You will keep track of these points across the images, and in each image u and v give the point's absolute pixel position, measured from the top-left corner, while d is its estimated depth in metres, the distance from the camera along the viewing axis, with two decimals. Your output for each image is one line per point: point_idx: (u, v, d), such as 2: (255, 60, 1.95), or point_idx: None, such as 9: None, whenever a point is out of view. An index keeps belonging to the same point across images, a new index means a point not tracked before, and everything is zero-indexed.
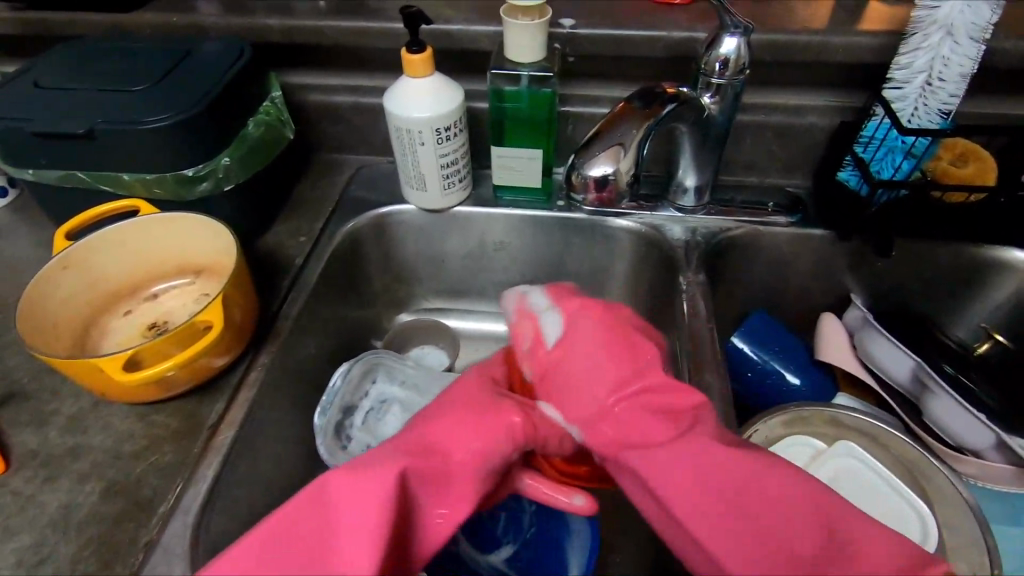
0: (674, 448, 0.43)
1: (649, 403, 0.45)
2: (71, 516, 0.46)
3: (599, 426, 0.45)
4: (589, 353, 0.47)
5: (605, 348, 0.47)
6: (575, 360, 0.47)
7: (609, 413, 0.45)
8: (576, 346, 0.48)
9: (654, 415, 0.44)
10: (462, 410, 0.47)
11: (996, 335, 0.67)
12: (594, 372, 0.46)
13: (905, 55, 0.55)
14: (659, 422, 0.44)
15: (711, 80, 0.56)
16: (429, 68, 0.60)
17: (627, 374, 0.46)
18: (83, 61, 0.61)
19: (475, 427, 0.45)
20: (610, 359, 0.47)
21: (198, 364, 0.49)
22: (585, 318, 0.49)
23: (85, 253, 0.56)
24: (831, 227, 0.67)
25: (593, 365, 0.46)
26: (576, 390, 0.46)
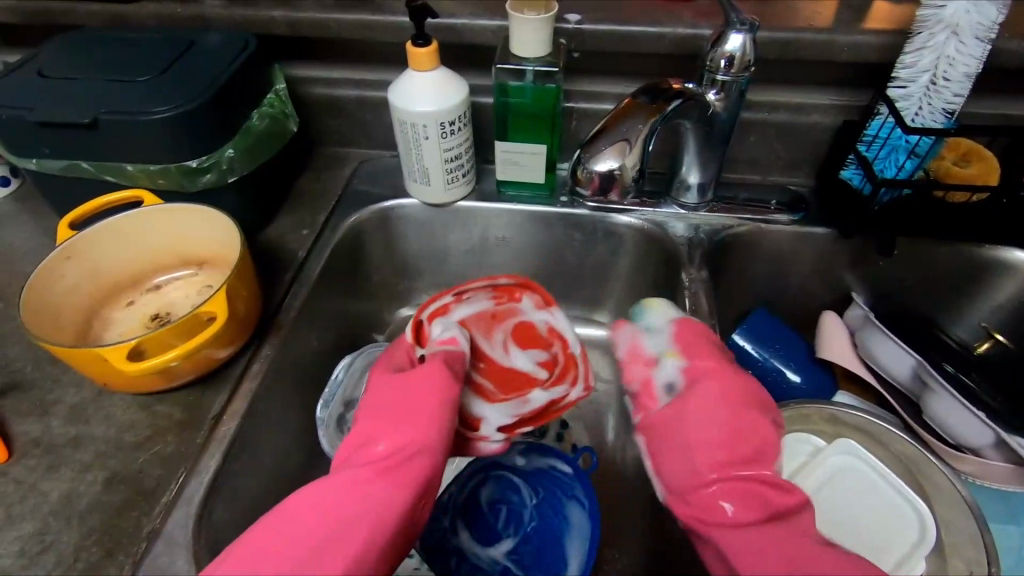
0: (766, 536, 0.39)
1: (752, 487, 0.41)
2: (74, 505, 0.46)
3: (690, 496, 0.43)
4: (698, 416, 0.45)
5: (681, 417, 0.46)
6: (693, 422, 0.45)
7: (704, 486, 0.42)
8: (688, 408, 0.46)
9: (753, 500, 0.41)
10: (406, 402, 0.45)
11: (997, 335, 0.66)
12: (699, 441, 0.44)
13: (910, 54, 0.56)
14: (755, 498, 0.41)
15: (716, 77, 0.56)
16: (434, 62, 0.60)
17: (736, 458, 0.43)
18: (87, 51, 0.61)
19: (407, 409, 0.44)
20: (728, 441, 0.43)
21: (201, 355, 0.49)
22: (714, 385, 0.46)
23: (89, 243, 0.56)
24: (833, 226, 0.67)
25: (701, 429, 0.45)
26: (677, 450, 0.45)
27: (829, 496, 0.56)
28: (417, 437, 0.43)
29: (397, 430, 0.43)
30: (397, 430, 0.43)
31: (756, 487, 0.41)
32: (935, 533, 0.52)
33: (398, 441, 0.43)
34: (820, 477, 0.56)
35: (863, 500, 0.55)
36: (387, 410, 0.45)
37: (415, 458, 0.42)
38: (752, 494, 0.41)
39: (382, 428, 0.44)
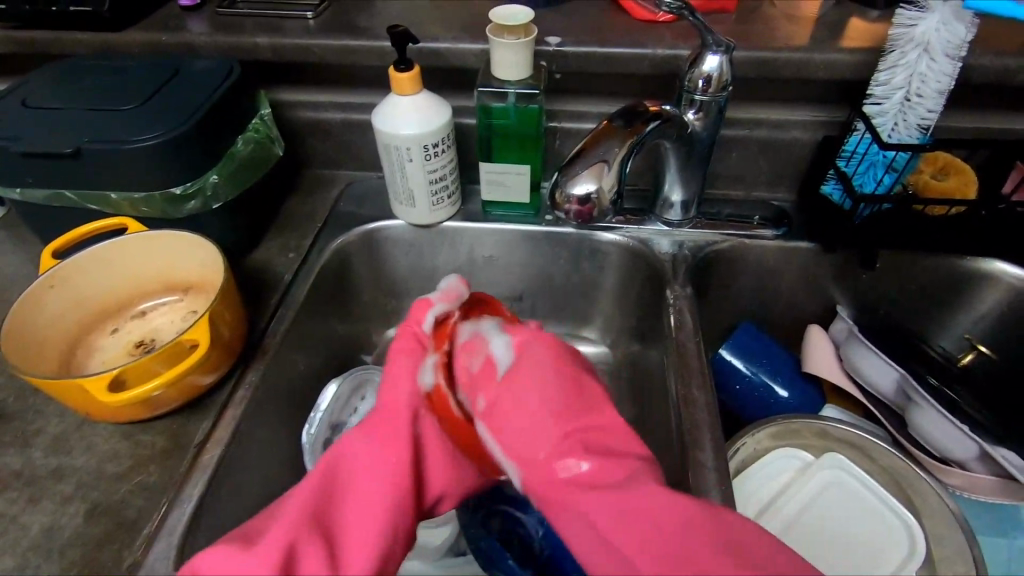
0: (620, 496, 0.40)
1: (592, 438, 0.44)
2: (54, 538, 0.45)
3: (560, 463, 0.43)
4: (531, 388, 0.46)
5: (497, 404, 0.46)
6: (525, 392, 0.45)
7: (555, 450, 0.43)
8: (519, 385, 0.46)
9: (594, 447, 0.44)
10: (396, 362, 0.52)
11: (980, 346, 0.67)
12: (532, 399, 0.45)
13: (884, 71, 0.57)
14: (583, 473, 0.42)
15: (694, 97, 0.57)
16: (417, 85, 0.60)
17: (571, 411, 0.45)
18: (72, 80, 0.62)
19: (402, 375, 0.51)
20: (555, 414, 0.44)
21: (184, 383, 0.49)
22: (538, 345, 0.49)
23: (73, 271, 0.56)
24: (816, 240, 0.67)
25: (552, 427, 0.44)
26: (523, 417, 0.45)
27: (820, 507, 0.56)
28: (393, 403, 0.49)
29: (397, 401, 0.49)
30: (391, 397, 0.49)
31: (569, 416, 0.45)
32: (923, 548, 0.52)
33: (392, 410, 0.49)
34: (813, 490, 0.57)
35: (855, 513, 0.56)
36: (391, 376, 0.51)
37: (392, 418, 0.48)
38: (594, 442, 0.44)
39: (390, 398, 0.50)
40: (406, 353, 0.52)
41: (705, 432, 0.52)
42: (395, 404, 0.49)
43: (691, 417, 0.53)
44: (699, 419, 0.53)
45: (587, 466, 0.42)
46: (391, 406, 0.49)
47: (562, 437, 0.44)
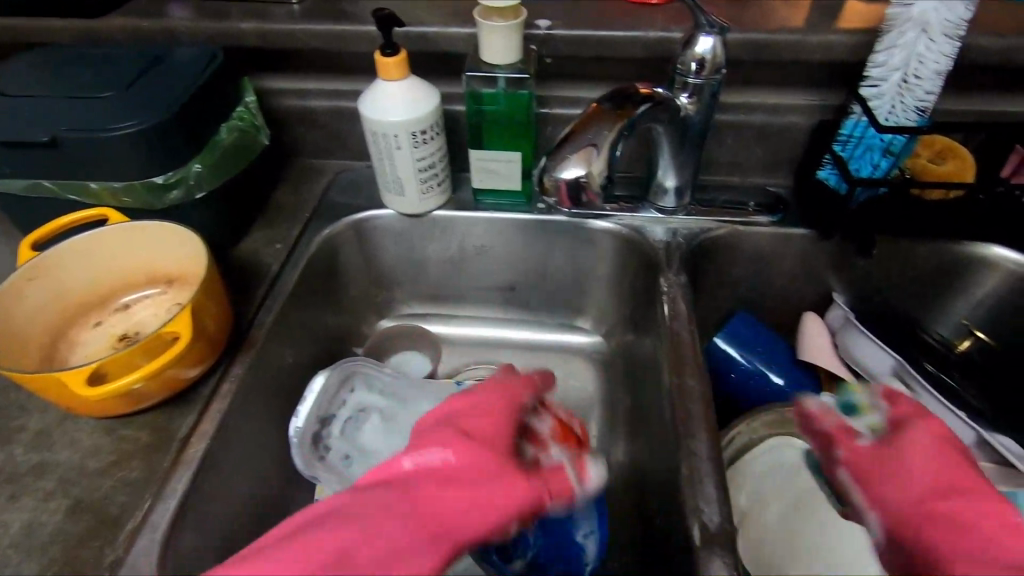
0: (996, 552, 0.41)
1: (976, 505, 0.43)
2: (35, 535, 0.44)
3: (941, 506, 0.44)
4: (921, 456, 0.46)
5: (867, 465, 0.49)
6: (920, 462, 0.46)
7: (929, 513, 0.44)
8: (918, 458, 0.46)
9: (959, 514, 0.43)
10: (479, 463, 0.41)
11: (977, 332, 0.66)
12: (927, 467, 0.46)
13: (881, 53, 0.55)
14: (948, 524, 0.43)
15: (687, 80, 0.55)
16: (403, 71, 0.59)
17: (941, 484, 0.45)
18: (50, 67, 0.60)
19: (479, 461, 0.42)
20: (945, 472, 0.45)
21: (166, 376, 0.48)
22: (922, 432, 0.48)
23: (52, 264, 0.54)
24: (812, 226, 0.66)
25: (893, 453, 0.48)
26: (900, 480, 0.47)
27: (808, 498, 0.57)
28: (467, 502, 0.39)
29: (461, 501, 0.39)
30: (456, 496, 0.39)
31: (963, 486, 0.44)
32: None
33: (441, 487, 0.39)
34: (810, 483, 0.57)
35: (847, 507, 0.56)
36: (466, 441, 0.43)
37: (453, 519, 0.38)
38: (962, 508, 0.43)
39: (452, 467, 0.41)
40: (461, 439, 0.43)
41: (699, 422, 0.51)
42: (456, 485, 0.40)
43: (684, 407, 0.52)
44: (693, 409, 0.52)
45: (957, 504, 0.43)
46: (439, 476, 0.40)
47: (983, 509, 0.43)
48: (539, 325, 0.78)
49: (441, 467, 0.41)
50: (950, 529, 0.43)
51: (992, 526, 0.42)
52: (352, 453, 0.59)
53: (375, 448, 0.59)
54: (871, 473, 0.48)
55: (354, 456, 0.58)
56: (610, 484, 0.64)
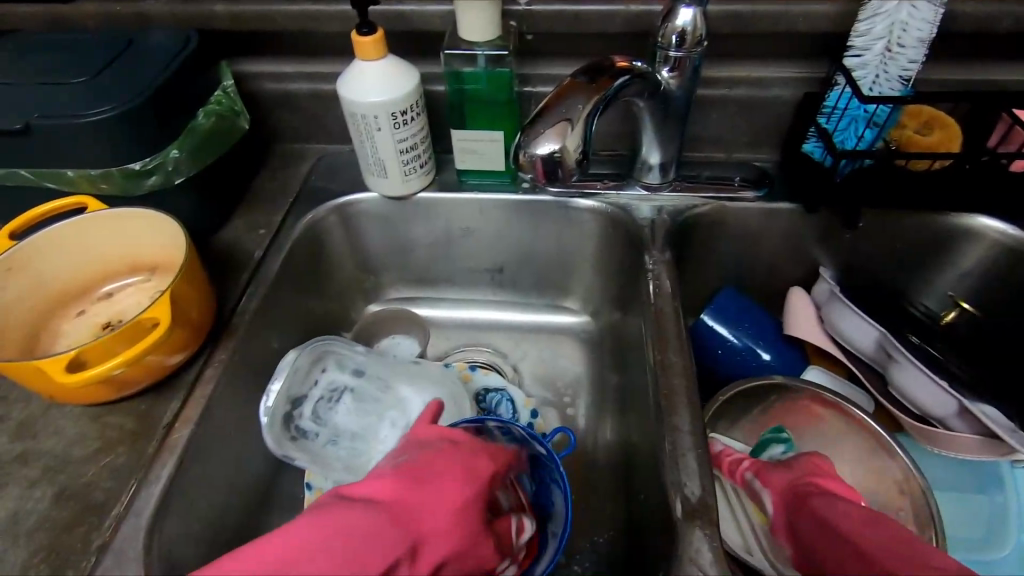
0: (853, 531, 0.40)
1: (827, 505, 0.43)
2: (21, 522, 0.45)
3: (805, 517, 0.44)
4: (799, 477, 0.48)
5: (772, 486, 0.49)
6: (788, 480, 0.48)
7: (804, 526, 0.44)
8: (787, 478, 0.49)
9: (818, 517, 0.43)
10: (455, 470, 0.44)
11: (963, 303, 0.66)
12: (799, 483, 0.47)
13: (864, 21, 0.54)
14: (813, 499, 0.44)
15: (668, 53, 0.55)
16: (381, 50, 0.58)
17: (805, 494, 0.46)
18: (21, 54, 0.59)
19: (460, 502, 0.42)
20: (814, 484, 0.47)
21: (148, 361, 0.48)
22: (813, 458, 0.50)
23: (31, 253, 0.54)
24: (798, 200, 0.66)
25: (794, 465, 0.50)
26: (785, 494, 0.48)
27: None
28: (436, 507, 0.40)
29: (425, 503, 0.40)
30: (424, 497, 0.41)
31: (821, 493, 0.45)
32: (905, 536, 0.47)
33: (426, 522, 0.39)
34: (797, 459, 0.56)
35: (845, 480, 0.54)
36: (454, 478, 0.43)
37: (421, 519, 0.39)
38: (824, 508, 0.43)
39: (442, 496, 0.41)
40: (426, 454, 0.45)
41: (682, 399, 0.51)
42: (436, 522, 0.40)
43: (667, 383, 0.52)
44: (675, 385, 0.52)
45: (816, 507, 0.44)
46: (422, 511, 0.40)
47: (845, 505, 0.42)
48: (528, 307, 0.78)
49: (426, 503, 0.40)
50: (812, 500, 0.44)
51: (845, 517, 0.41)
52: (328, 433, 0.58)
53: (352, 427, 0.58)
54: (769, 471, 0.50)
55: (332, 439, 0.57)
56: (598, 463, 0.64)
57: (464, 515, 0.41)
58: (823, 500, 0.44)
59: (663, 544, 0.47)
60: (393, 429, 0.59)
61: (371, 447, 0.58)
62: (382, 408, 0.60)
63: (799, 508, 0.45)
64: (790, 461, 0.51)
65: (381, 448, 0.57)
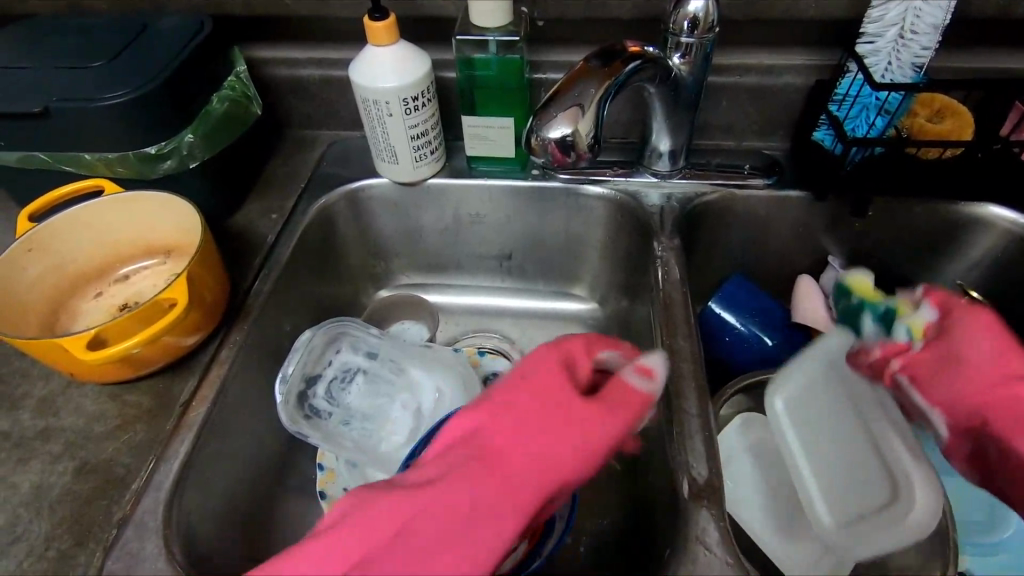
0: None
1: (1017, 412, 0.50)
2: (45, 495, 0.46)
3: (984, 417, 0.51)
4: (983, 361, 0.52)
5: (924, 368, 0.55)
6: (976, 367, 0.52)
7: (986, 421, 0.51)
8: (964, 365, 0.53)
9: (1011, 422, 0.50)
10: (527, 389, 0.47)
11: (971, 291, 0.66)
12: (973, 374, 0.52)
13: (877, 8, 0.54)
14: (999, 407, 0.50)
15: (680, 39, 0.55)
16: (393, 36, 0.58)
17: (987, 388, 0.51)
18: (38, 39, 0.60)
19: (561, 429, 0.44)
20: (1000, 371, 0.52)
21: (164, 342, 0.49)
22: (983, 333, 0.54)
23: (50, 234, 0.55)
24: (807, 188, 0.66)
25: (954, 361, 0.54)
26: (957, 383, 0.53)
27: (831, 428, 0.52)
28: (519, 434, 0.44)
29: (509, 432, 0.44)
30: (505, 425, 0.45)
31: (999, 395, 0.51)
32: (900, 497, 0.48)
33: (521, 460, 0.43)
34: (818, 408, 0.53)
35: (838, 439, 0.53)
36: (537, 402, 0.46)
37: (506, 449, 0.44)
38: (1012, 412, 0.50)
39: (522, 419, 0.45)
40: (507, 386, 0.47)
41: (689, 382, 0.51)
42: (522, 442, 0.44)
43: (675, 366, 0.53)
44: (683, 369, 0.53)
45: (1006, 407, 0.50)
46: (517, 452, 0.44)
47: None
48: (535, 293, 0.78)
49: (505, 431, 0.45)
50: (994, 413, 0.51)
51: None
52: (342, 413, 0.59)
53: (364, 408, 0.60)
54: (925, 375, 0.54)
55: (343, 417, 0.59)
56: None
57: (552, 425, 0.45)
58: (1006, 399, 0.50)
59: (669, 523, 0.47)
60: (404, 410, 0.60)
61: (382, 427, 0.59)
62: (394, 390, 0.61)
63: (981, 420, 0.51)
64: (943, 334, 0.55)
65: (393, 428, 0.59)
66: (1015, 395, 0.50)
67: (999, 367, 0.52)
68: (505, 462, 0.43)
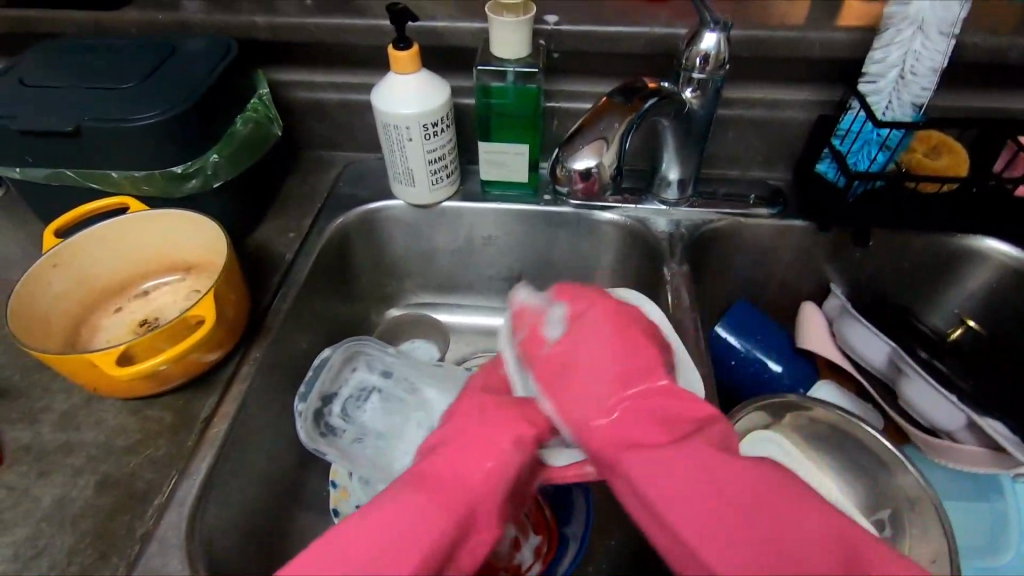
0: (675, 455, 0.36)
1: (656, 406, 0.38)
2: (66, 509, 0.46)
3: (602, 419, 0.38)
4: (595, 339, 0.40)
5: (589, 347, 0.40)
6: (591, 347, 0.40)
7: (612, 412, 0.38)
8: (583, 336, 0.40)
9: (660, 418, 0.38)
10: (498, 428, 0.40)
11: (969, 321, 0.69)
12: (600, 357, 0.39)
13: (879, 50, 0.57)
14: (630, 395, 0.38)
15: (692, 75, 0.57)
16: (416, 64, 0.60)
17: (627, 369, 0.38)
18: (68, 59, 0.61)
19: (496, 438, 0.40)
20: (623, 357, 0.39)
21: (190, 359, 0.49)
22: (598, 317, 0.41)
23: (77, 250, 0.56)
24: (809, 219, 0.68)
25: (580, 342, 0.40)
26: (586, 382, 0.39)
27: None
28: (483, 482, 0.38)
29: (478, 468, 0.38)
30: (470, 465, 0.38)
31: (626, 374, 0.38)
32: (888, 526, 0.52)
33: (468, 483, 0.37)
34: None
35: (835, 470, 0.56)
36: (497, 445, 0.39)
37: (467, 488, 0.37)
38: (645, 406, 0.38)
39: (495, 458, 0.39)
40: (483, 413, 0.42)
41: None
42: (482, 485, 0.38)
43: None
44: None
45: (627, 400, 0.38)
46: (458, 477, 0.38)
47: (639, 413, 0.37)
48: None
49: (466, 470, 0.38)
50: (601, 416, 0.38)
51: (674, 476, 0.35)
52: (354, 430, 0.59)
53: (378, 426, 0.60)
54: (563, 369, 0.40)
55: (356, 435, 0.59)
56: None
57: (516, 472, 0.39)
58: (615, 382, 0.38)
59: None
60: (417, 430, 0.60)
61: (394, 446, 0.59)
62: (407, 409, 0.62)
63: (611, 436, 0.37)
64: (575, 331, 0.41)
65: (405, 447, 0.59)
66: (663, 407, 0.38)
67: (622, 362, 0.39)
68: (447, 481, 0.38)
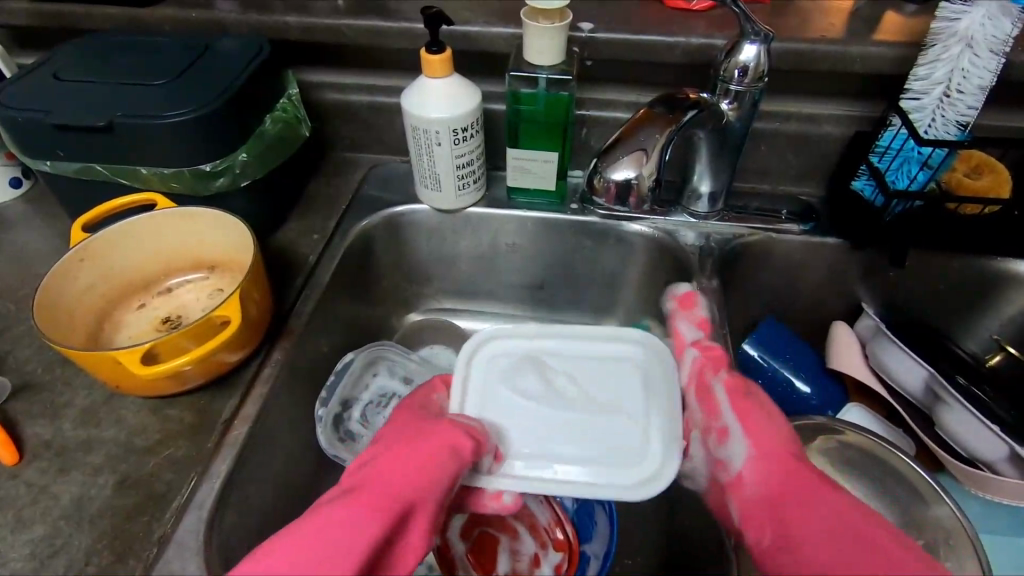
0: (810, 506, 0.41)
1: (796, 469, 0.43)
2: (85, 508, 0.46)
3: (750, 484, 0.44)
4: (763, 408, 0.48)
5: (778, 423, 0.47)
6: (750, 414, 0.47)
7: (760, 472, 0.44)
8: (745, 399, 0.48)
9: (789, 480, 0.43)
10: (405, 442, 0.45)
11: (1008, 347, 0.67)
12: (758, 421, 0.47)
13: (924, 66, 0.56)
14: (774, 455, 0.44)
15: (729, 87, 0.56)
16: (448, 69, 0.60)
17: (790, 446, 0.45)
18: (102, 54, 0.61)
19: (431, 444, 0.44)
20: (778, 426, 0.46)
21: (213, 359, 0.49)
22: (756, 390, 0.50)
23: (103, 246, 0.56)
24: (844, 236, 0.67)
25: (736, 406, 0.48)
26: (740, 440, 0.46)
27: (593, 351, 0.57)
28: (415, 485, 0.41)
29: (409, 475, 0.42)
30: (400, 470, 0.42)
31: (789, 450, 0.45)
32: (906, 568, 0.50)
33: (400, 484, 0.41)
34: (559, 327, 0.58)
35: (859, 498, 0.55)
36: (407, 446, 0.45)
37: (389, 486, 0.41)
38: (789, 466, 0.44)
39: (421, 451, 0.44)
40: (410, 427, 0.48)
41: None
42: (413, 481, 0.42)
43: None
44: None
45: (770, 468, 0.44)
46: (389, 481, 0.42)
47: (774, 470, 0.44)
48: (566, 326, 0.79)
49: (394, 473, 0.42)
50: (762, 484, 0.44)
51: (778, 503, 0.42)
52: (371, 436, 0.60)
53: None
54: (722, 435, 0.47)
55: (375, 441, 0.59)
56: None
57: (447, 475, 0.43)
58: (762, 450, 0.45)
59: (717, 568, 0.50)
60: None
61: None
62: None
63: (740, 485, 0.45)
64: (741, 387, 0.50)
65: None
66: (800, 465, 0.44)
67: (777, 443, 0.45)
68: (378, 489, 0.41)
